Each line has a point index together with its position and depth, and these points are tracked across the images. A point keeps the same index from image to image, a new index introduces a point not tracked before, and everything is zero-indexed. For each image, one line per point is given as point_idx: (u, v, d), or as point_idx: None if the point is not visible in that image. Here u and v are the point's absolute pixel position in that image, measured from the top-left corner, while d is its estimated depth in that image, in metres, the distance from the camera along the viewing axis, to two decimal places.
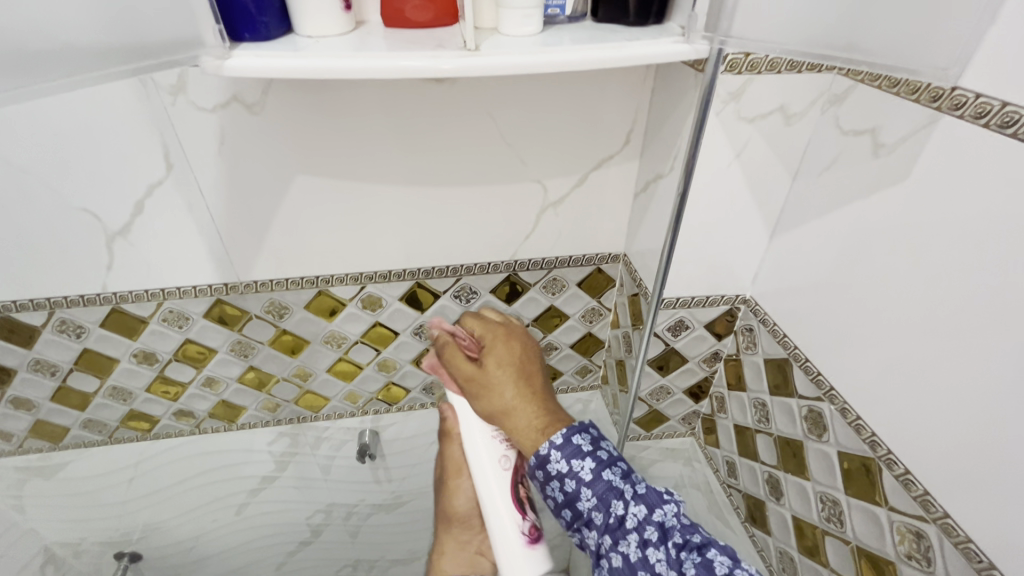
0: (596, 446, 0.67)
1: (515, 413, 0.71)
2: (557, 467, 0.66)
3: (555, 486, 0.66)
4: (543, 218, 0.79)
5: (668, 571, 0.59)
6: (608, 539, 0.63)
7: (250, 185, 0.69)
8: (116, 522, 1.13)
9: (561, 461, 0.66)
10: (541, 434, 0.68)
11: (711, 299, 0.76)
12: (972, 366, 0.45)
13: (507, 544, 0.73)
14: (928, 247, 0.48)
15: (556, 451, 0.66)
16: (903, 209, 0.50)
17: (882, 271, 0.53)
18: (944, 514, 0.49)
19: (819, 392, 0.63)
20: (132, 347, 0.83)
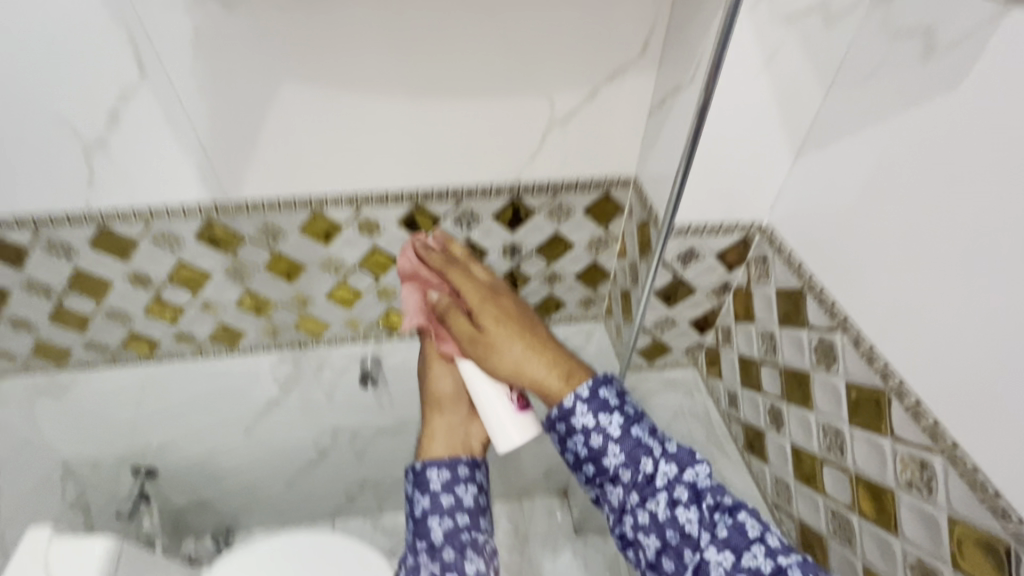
0: (622, 402, 0.69)
1: (528, 367, 0.72)
2: (583, 422, 0.68)
3: (580, 441, 0.69)
4: (550, 137, 0.74)
5: (700, 530, 0.62)
6: (636, 496, 0.66)
7: (234, 94, 0.64)
8: (130, 440, 1.17)
9: (588, 415, 0.68)
10: (562, 382, 0.70)
11: (725, 226, 0.72)
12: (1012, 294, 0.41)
13: (497, 409, 0.75)
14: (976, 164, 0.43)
15: (582, 404, 0.68)
16: (952, 120, 0.45)
17: (918, 192, 0.49)
18: (953, 444, 0.47)
19: (832, 323, 0.61)
20: (125, 269, 0.81)
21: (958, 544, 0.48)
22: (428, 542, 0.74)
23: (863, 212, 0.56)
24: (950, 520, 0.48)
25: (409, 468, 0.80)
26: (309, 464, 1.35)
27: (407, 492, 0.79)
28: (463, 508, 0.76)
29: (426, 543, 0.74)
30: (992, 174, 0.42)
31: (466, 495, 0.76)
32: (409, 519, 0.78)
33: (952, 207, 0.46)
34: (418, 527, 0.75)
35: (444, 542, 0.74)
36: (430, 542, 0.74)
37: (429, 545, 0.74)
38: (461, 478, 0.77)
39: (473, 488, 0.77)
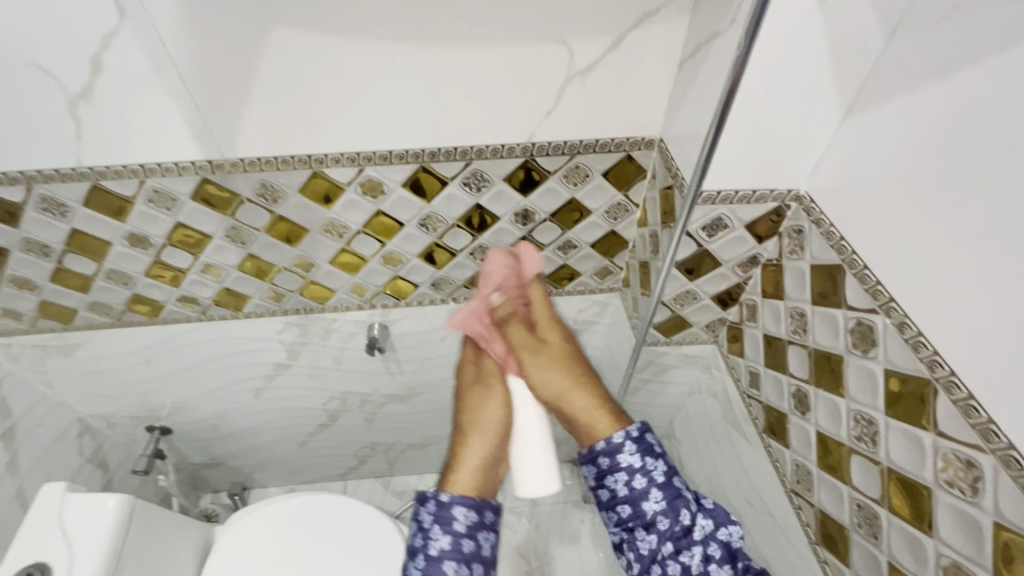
0: (665, 452, 0.75)
1: (573, 400, 0.80)
2: (628, 460, 0.73)
3: (621, 480, 0.73)
4: (567, 91, 0.67)
5: None
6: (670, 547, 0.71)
7: (220, 36, 0.58)
8: (142, 399, 1.17)
9: (634, 455, 0.73)
10: (611, 422, 0.77)
11: (758, 194, 0.66)
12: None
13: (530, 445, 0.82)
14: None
15: (630, 444, 0.74)
16: None
17: (992, 158, 0.42)
18: (1008, 445, 0.42)
19: (873, 304, 0.55)
20: (122, 229, 0.78)
21: (1002, 552, 0.43)
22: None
23: (921, 178, 0.49)
24: (995, 526, 0.44)
25: (429, 498, 0.76)
26: (320, 427, 1.35)
27: (420, 520, 0.76)
28: (479, 557, 0.75)
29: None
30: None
31: (484, 544, 0.75)
32: (416, 552, 0.75)
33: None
34: (430, 566, 0.73)
35: None
36: None
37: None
38: (485, 524, 0.76)
39: (489, 536, 0.76)
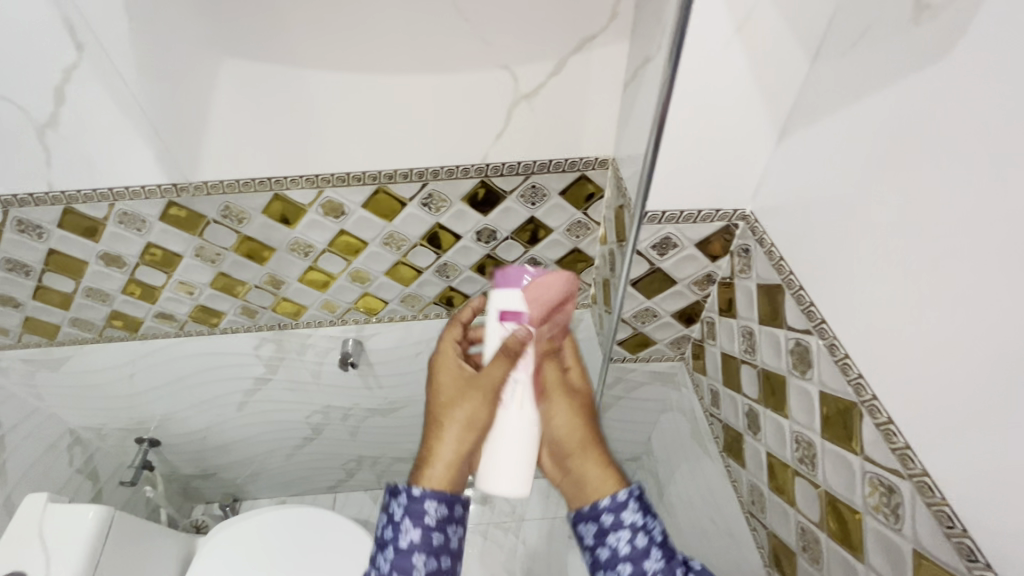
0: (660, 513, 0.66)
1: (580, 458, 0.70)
2: (630, 517, 0.63)
3: (623, 539, 0.63)
4: (515, 114, 0.68)
5: None
6: None
7: (173, 68, 0.61)
8: (128, 413, 1.20)
9: (636, 513, 0.63)
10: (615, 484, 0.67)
11: (704, 214, 0.66)
12: (999, 309, 0.35)
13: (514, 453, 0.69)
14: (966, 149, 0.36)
15: (633, 501, 0.63)
16: (939, 100, 0.38)
17: (901, 185, 0.42)
18: (922, 471, 0.42)
19: (808, 325, 0.55)
20: (96, 249, 0.81)
21: None
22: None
23: (846, 201, 0.49)
24: (915, 554, 0.43)
25: (400, 489, 0.63)
26: (305, 440, 1.37)
27: (385, 509, 0.63)
28: (450, 550, 0.62)
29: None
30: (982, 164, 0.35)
31: (456, 538, 0.63)
32: (383, 545, 0.62)
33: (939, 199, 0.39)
34: (398, 561, 0.60)
35: None
36: None
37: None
38: (456, 519, 0.63)
39: (461, 531, 0.64)
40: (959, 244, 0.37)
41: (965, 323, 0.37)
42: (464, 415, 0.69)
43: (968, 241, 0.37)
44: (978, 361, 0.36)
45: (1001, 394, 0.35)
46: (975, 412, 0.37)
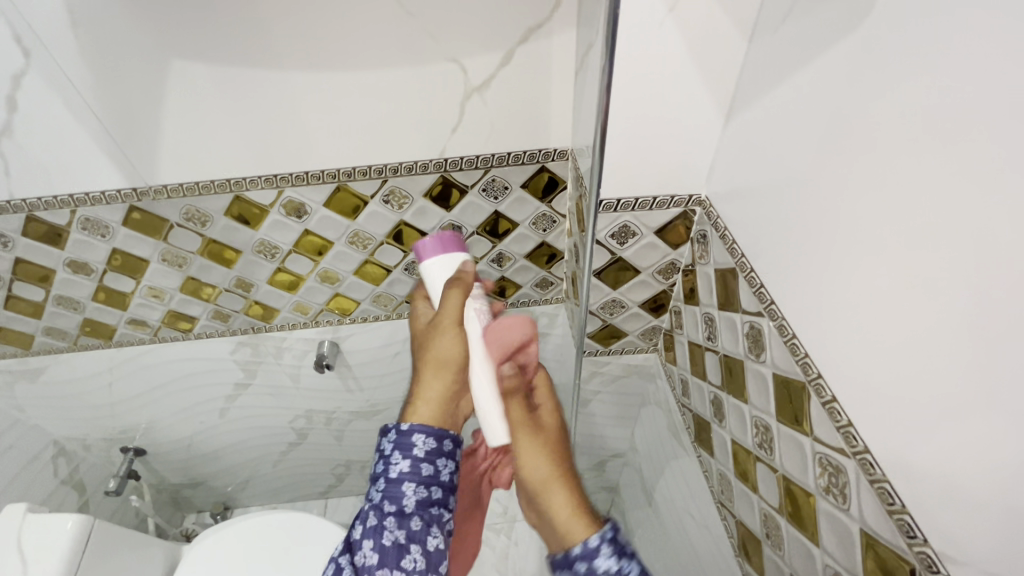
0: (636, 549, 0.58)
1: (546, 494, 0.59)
2: (603, 565, 0.54)
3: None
4: (469, 108, 0.68)
5: None
6: None
7: (123, 72, 0.61)
8: (109, 423, 1.20)
9: (610, 559, 0.54)
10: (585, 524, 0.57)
11: (660, 201, 0.67)
12: (937, 279, 0.35)
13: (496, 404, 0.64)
14: (913, 118, 0.36)
15: (607, 545, 0.54)
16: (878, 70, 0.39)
17: (847, 160, 0.42)
18: (864, 448, 0.43)
19: (760, 306, 0.57)
20: (62, 257, 0.82)
21: (867, 557, 0.44)
22: (398, 506, 0.67)
23: (799, 180, 0.49)
24: (861, 532, 0.45)
25: (390, 428, 0.72)
26: (290, 446, 1.36)
27: (379, 446, 0.72)
28: (439, 482, 0.69)
29: (394, 506, 0.67)
30: (925, 134, 0.35)
31: (445, 471, 0.69)
32: (377, 477, 0.70)
33: (888, 169, 0.39)
34: (389, 489, 0.68)
35: (415, 511, 0.67)
36: (400, 508, 0.67)
37: (398, 509, 0.67)
38: (445, 453, 0.68)
39: (451, 465, 0.69)
40: (909, 215, 0.37)
41: (918, 292, 0.37)
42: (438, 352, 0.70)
43: (917, 210, 0.36)
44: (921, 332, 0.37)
45: (950, 360, 0.35)
46: (927, 380, 0.37)
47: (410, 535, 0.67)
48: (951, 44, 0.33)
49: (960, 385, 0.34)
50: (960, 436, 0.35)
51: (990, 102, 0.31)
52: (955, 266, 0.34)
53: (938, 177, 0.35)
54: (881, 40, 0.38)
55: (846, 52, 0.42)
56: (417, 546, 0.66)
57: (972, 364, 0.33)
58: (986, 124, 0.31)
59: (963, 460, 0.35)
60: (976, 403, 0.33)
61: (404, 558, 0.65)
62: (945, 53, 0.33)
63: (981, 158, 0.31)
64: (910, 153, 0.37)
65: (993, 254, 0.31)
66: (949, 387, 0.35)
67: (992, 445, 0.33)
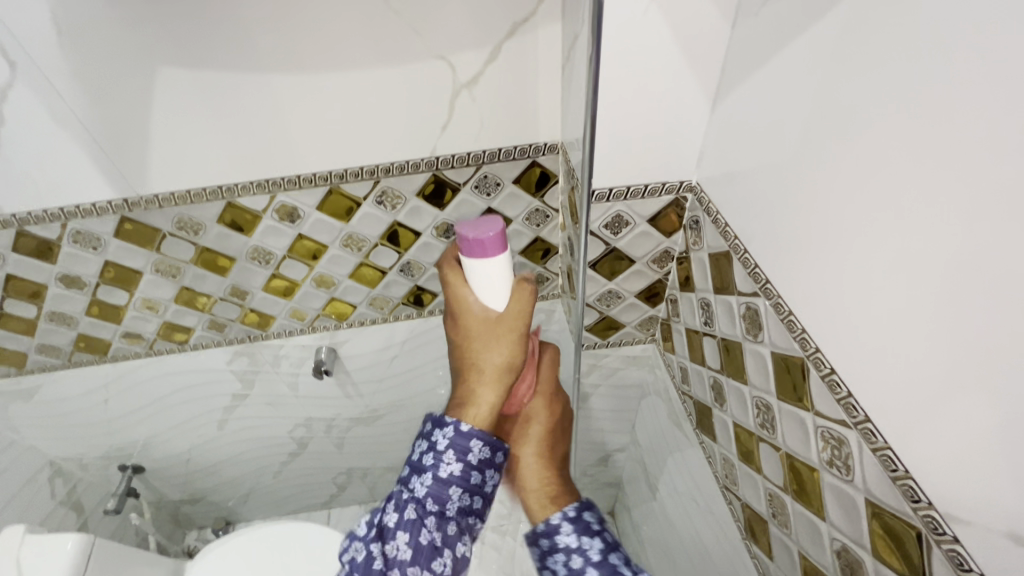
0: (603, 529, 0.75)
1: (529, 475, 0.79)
2: (564, 540, 0.74)
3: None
4: (458, 104, 0.69)
5: None
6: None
7: (111, 80, 0.61)
8: (106, 441, 1.18)
9: (570, 535, 0.74)
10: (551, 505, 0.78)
11: (652, 189, 0.68)
12: (928, 245, 0.36)
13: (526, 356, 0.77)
14: (896, 88, 0.37)
15: (567, 523, 0.75)
16: (863, 45, 0.39)
17: (836, 137, 0.43)
18: (865, 418, 0.44)
19: (755, 287, 0.57)
20: (54, 271, 0.81)
21: (873, 527, 0.45)
22: (440, 507, 0.69)
23: (788, 159, 0.49)
24: (866, 501, 0.45)
25: (446, 423, 0.71)
26: (291, 456, 1.34)
27: (430, 437, 0.71)
28: (481, 493, 0.73)
29: (438, 506, 0.69)
30: (909, 102, 0.36)
31: (488, 482, 0.73)
32: (421, 470, 0.70)
33: (874, 140, 0.40)
34: (435, 489, 0.69)
35: (454, 516, 0.71)
36: (440, 509, 0.70)
37: (440, 510, 0.70)
38: (494, 464, 0.72)
39: (495, 476, 0.74)
40: (897, 182, 0.38)
41: (909, 258, 0.38)
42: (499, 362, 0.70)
43: (903, 178, 0.37)
44: (917, 298, 0.37)
45: (943, 322, 0.36)
46: (922, 344, 0.37)
47: (445, 539, 0.70)
48: (928, 13, 0.34)
49: (953, 345, 0.35)
50: (956, 396, 0.35)
51: (970, 65, 0.32)
52: (944, 228, 0.35)
53: (923, 143, 0.35)
54: (859, 16, 0.39)
55: (826, 30, 0.43)
56: (447, 551, 0.70)
57: (964, 323, 0.34)
58: (967, 87, 0.32)
59: (960, 419, 0.35)
60: (970, 361, 0.34)
61: (434, 560, 0.69)
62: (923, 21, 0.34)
63: (963, 121, 0.32)
64: (895, 122, 0.37)
65: (980, 213, 0.32)
66: (944, 349, 0.36)
67: (988, 402, 0.33)
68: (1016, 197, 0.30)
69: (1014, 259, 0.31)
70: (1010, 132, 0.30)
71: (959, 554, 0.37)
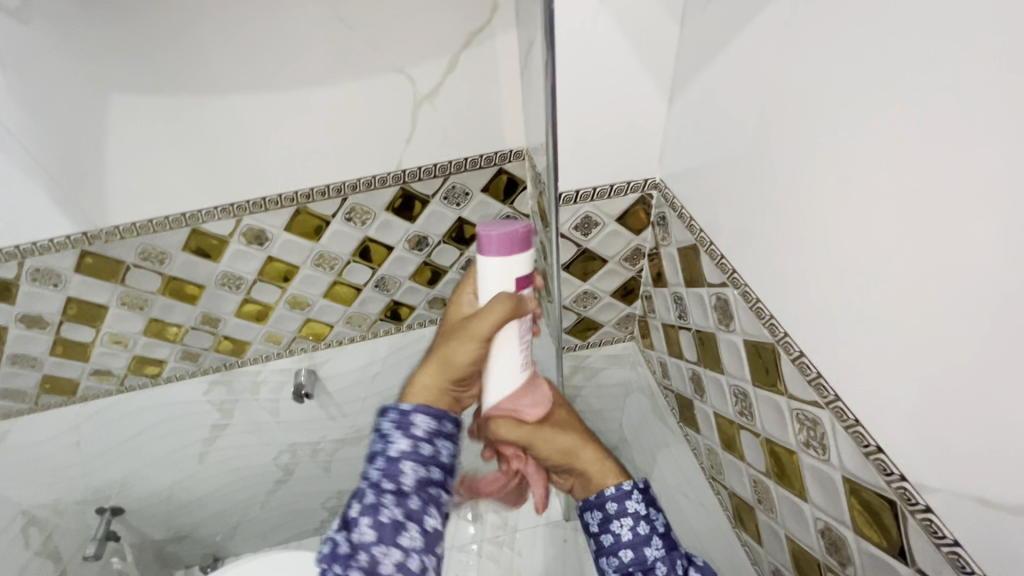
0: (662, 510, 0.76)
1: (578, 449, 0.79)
2: (634, 507, 0.73)
3: (626, 526, 0.72)
4: (421, 117, 0.69)
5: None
6: None
7: (60, 110, 0.60)
8: (79, 486, 1.13)
9: (639, 503, 0.73)
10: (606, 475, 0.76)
11: (617, 189, 0.69)
12: (882, 226, 0.38)
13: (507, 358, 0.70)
14: (841, 76, 0.39)
15: (637, 492, 0.74)
16: (805, 39, 0.41)
17: (788, 127, 0.45)
18: (835, 397, 0.45)
19: (723, 277, 0.59)
20: (14, 312, 0.78)
21: (850, 502, 0.46)
22: (397, 484, 0.64)
23: (745, 149, 0.51)
24: (842, 478, 0.47)
25: (390, 408, 0.68)
26: (277, 484, 1.30)
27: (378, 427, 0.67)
28: (439, 462, 0.67)
29: (394, 484, 0.64)
30: (853, 88, 0.38)
31: (444, 451, 0.68)
32: (374, 455, 0.66)
33: (823, 126, 0.41)
34: (387, 468, 0.64)
35: (415, 489, 0.65)
36: (399, 486, 0.64)
37: (396, 488, 0.64)
38: (444, 433, 0.67)
39: (451, 446, 0.69)
40: (851, 164, 0.39)
41: (868, 236, 0.39)
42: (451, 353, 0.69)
43: (855, 160, 0.39)
44: (877, 278, 0.39)
45: (903, 296, 0.37)
46: (886, 321, 0.39)
47: (409, 513, 0.64)
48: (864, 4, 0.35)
49: (914, 318, 0.36)
50: (919, 365, 0.37)
51: (906, 48, 0.33)
52: (897, 206, 0.36)
53: (872, 126, 0.37)
54: (799, 8, 0.41)
55: (769, 25, 0.44)
56: (414, 524, 0.64)
57: (923, 294, 0.35)
58: (906, 69, 0.34)
59: (923, 389, 0.37)
60: (931, 330, 0.35)
61: (400, 535, 0.63)
62: (861, 11, 0.36)
63: (906, 102, 0.34)
64: (844, 107, 0.39)
65: (929, 188, 0.34)
66: (908, 325, 0.37)
67: (948, 372, 0.35)
68: (959, 171, 0.31)
69: (963, 230, 0.32)
70: (950, 110, 0.31)
71: (933, 522, 0.38)
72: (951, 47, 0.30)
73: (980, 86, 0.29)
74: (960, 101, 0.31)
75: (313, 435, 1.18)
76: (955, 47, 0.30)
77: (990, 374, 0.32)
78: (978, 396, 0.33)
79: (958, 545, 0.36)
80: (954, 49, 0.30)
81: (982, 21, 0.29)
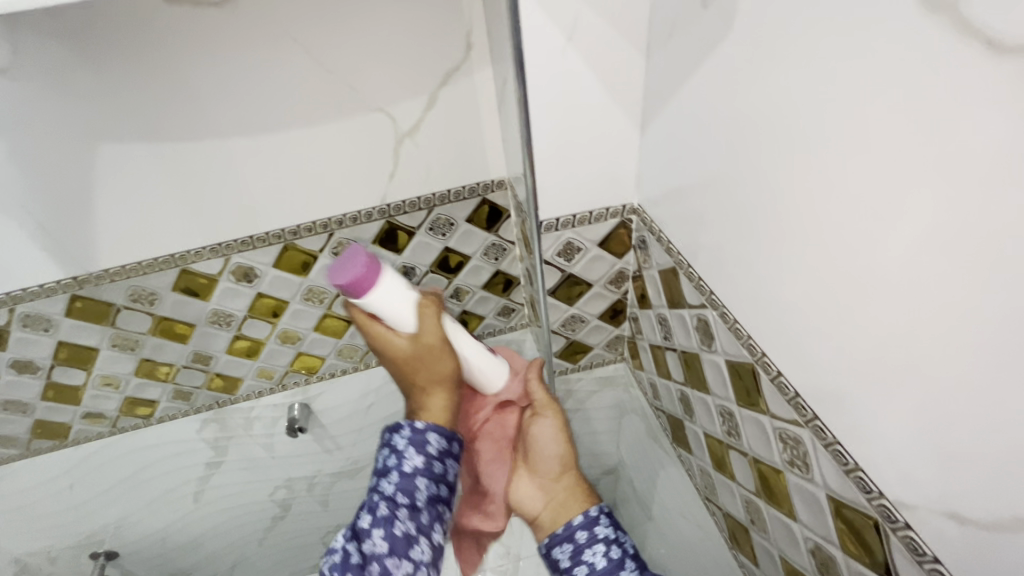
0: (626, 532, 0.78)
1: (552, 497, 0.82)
2: (604, 532, 0.74)
3: (599, 551, 0.73)
4: (403, 153, 0.71)
5: None
6: None
7: (50, 161, 0.61)
8: (71, 533, 1.12)
9: (607, 527, 0.75)
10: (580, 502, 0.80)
11: (597, 215, 0.70)
12: (848, 248, 0.39)
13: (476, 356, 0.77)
14: (797, 105, 0.40)
15: (604, 517, 0.76)
16: (764, 74, 0.43)
17: (755, 154, 0.46)
18: (813, 416, 0.46)
19: (702, 298, 0.60)
20: (5, 358, 0.79)
21: (836, 521, 0.47)
22: (410, 499, 0.69)
23: (716, 176, 0.52)
24: (827, 497, 0.47)
25: (403, 425, 0.73)
26: (274, 521, 1.28)
27: (391, 442, 0.72)
28: (447, 480, 0.73)
29: (408, 499, 0.68)
30: (810, 119, 0.39)
31: (453, 470, 0.73)
32: (387, 471, 0.71)
33: (788, 150, 0.42)
34: (403, 483, 0.69)
35: (426, 505, 0.70)
36: (413, 501, 0.69)
37: (411, 502, 0.69)
38: (453, 453, 0.73)
39: (456, 465, 0.74)
40: (813, 188, 0.41)
41: (834, 258, 0.40)
42: (436, 377, 0.73)
43: (819, 187, 0.40)
44: (845, 299, 0.40)
45: (871, 313, 0.38)
46: (859, 340, 0.40)
47: (420, 528, 0.69)
48: (814, 42, 0.37)
49: (882, 333, 0.38)
50: (892, 383, 0.38)
51: (857, 81, 0.35)
52: (860, 229, 0.38)
53: (831, 150, 0.38)
54: (754, 41, 0.43)
55: (728, 59, 0.47)
56: (424, 539, 0.69)
57: (891, 315, 0.37)
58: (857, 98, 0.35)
59: (898, 407, 0.37)
60: (899, 347, 0.36)
61: (412, 549, 0.67)
62: (809, 40, 0.38)
63: (856, 132, 0.36)
64: (802, 135, 0.40)
65: (886, 212, 0.35)
66: (878, 343, 0.38)
67: (921, 389, 0.35)
68: (913, 195, 0.33)
69: (920, 252, 0.34)
70: (899, 136, 0.33)
71: (914, 540, 0.39)
72: (898, 80, 0.32)
73: (928, 113, 0.31)
74: (903, 130, 0.33)
75: (308, 469, 1.17)
76: (898, 75, 0.32)
77: (957, 388, 0.33)
78: (950, 412, 0.34)
79: (940, 563, 0.37)
80: (899, 81, 0.32)
81: (919, 57, 0.31)
